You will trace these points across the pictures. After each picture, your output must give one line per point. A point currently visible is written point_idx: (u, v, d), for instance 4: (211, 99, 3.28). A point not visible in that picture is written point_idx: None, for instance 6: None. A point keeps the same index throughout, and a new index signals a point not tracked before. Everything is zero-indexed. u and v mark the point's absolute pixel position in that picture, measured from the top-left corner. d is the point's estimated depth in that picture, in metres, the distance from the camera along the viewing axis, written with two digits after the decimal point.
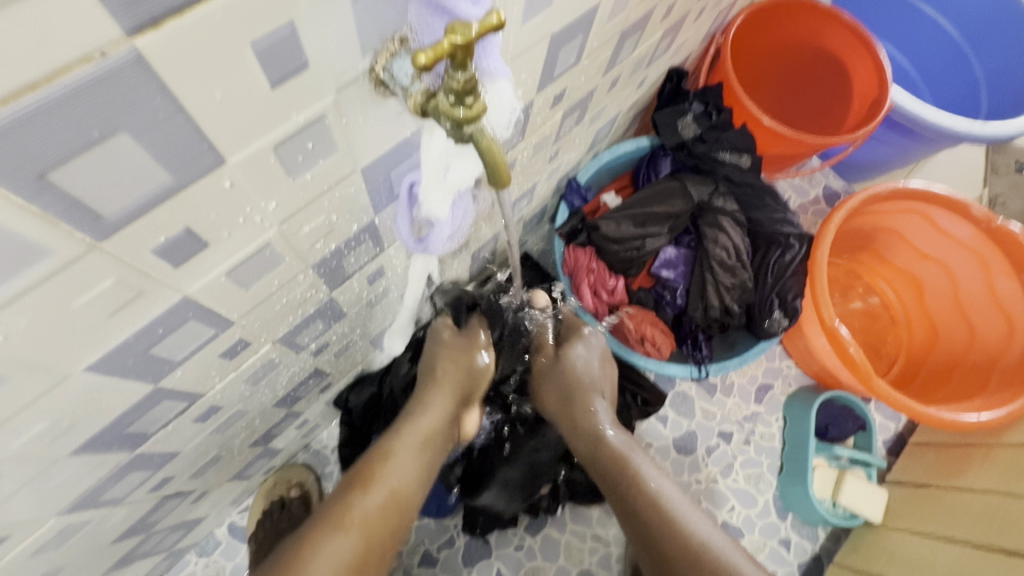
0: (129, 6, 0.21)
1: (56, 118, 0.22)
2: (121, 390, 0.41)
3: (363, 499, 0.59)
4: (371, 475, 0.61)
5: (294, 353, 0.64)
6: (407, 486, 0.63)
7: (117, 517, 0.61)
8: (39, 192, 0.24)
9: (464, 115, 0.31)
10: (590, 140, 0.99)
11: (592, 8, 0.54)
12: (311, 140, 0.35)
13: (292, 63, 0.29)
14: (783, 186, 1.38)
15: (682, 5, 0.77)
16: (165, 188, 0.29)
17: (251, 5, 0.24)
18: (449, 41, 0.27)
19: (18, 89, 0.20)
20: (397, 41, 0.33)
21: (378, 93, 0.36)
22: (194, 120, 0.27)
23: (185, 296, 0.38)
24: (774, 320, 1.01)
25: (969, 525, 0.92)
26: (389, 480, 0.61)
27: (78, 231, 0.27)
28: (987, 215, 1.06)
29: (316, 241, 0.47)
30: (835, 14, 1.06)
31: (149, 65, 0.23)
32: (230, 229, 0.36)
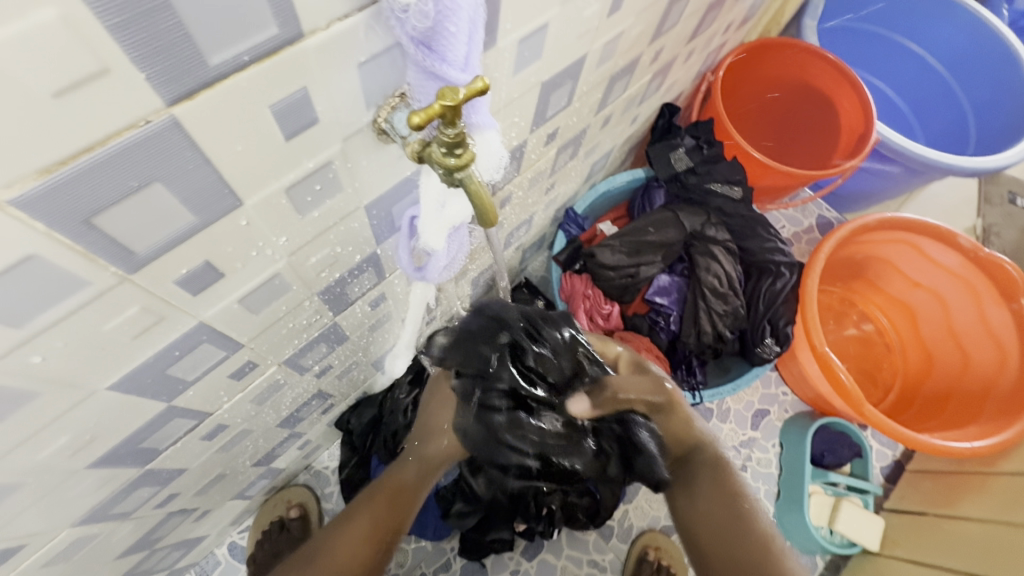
0: (170, 82, 0.25)
1: (105, 172, 0.26)
2: (138, 407, 0.45)
3: (376, 511, 0.57)
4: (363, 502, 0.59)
5: (298, 375, 0.67)
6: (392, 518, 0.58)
7: (124, 531, 0.64)
8: (83, 233, 0.28)
9: (455, 164, 0.35)
10: (586, 172, 1.03)
11: (580, 57, 0.59)
12: (319, 182, 0.39)
13: (305, 119, 0.33)
14: (776, 216, 1.41)
15: (669, 49, 0.82)
16: (189, 227, 0.33)
17: (272, 76, 0.29)
18: (439, 104, 0.31)
19: (76, 151, 0.24)
20: (398, 97, 0.37)
21: (381, 140, 0.41)
22: (217, 169, 0.31)
23: (201, 321, 0.42)
24: (766, 346, 1.04)
25: (965, 555, 0.92)
26: (403, 497, 0.59)
27: (112, 265, 0.31)
28: (974, 246, 1.09)
29: (321, 270, 0.51)
30: (823, 54, 1.11)
31: (183, 127, 0.27)
32: (244, 261, 0.40)
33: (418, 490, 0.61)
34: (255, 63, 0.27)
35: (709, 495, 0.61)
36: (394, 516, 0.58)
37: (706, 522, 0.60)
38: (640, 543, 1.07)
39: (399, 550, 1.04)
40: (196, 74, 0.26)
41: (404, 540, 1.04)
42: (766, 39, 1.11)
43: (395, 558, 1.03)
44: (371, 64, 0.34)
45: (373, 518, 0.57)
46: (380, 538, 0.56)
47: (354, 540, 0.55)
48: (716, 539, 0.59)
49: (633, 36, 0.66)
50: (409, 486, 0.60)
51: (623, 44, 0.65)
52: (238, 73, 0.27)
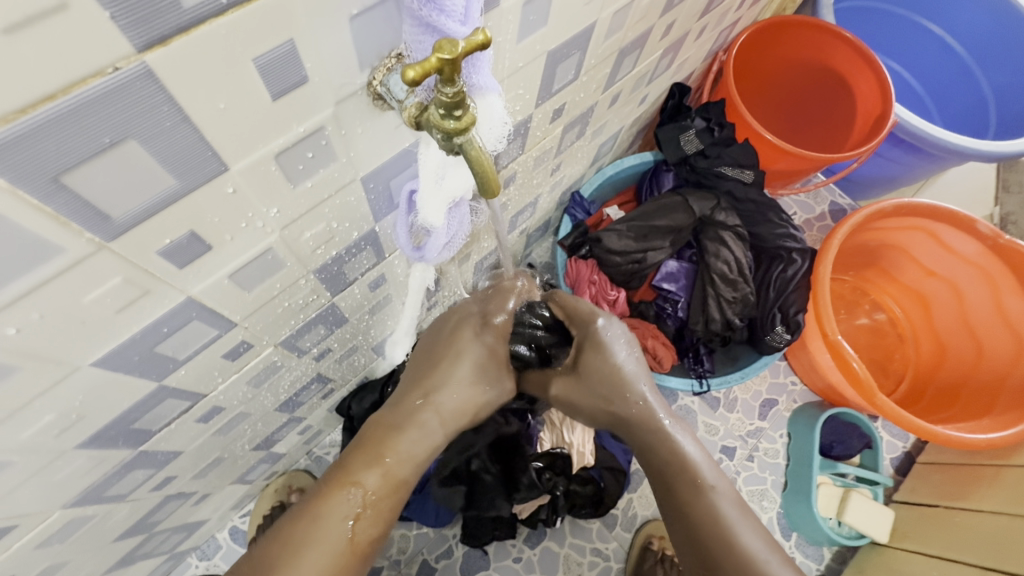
0: (138, 24, 0.23)
1: (73, 124, 0.24)
2: (127, 386, 0.43)
3: (362, 515, 0.51)
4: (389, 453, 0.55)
5: (296, 357, 0.66)
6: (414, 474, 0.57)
7: (120, 514, 0.63)
8: (53, 193, 0.26)
9: (454, 127, 0.33)
10: (593, 154, 1.00)
11: (589, 26, 0.56)
12: (312, 149, 0.37)
13: (293, 78, 0.31)
14: (787, 202, 1.38)
15: (681, 24, 0.79)
16: (171, 192, 0.31)
17: (254, 24, 0.26)
18: (436, 58, 0.28)
19: (35, 99, 0.22)
20: (394, 57, 0.35)
21: (377, 106, 0.39)
22: (198, 129, 0.29)
23: (189, 296, 0.40)
24: (776, 334, 1.01)
25: (978, 548, 0.90)
26: (394, 493, 0.54)
27: (87, 230, 0.29)
28: (993, 232, 1.05)
29: (317, 247, 0.49)
30: (839, 32, 1.07)
31: (157, 77, 0.25)
32: (233, 233, 0.38)
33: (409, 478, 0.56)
34: (233, 8, 0.25)
35: (667, 486, 0.61)
36: (381, 523, 0.53)
37: (669, 510, 0.62)
38: (644, 532, 1.06)
39: (400, 536, 1.03)
40: (168, 17, 0.23)
41: (406, 526, 1.04)
42: (780, 17, 1.07)
43: (397, 544, 1.03)
44: (364, 18, 0.31)
45: (356, 521, 0.51)
46: (359, 545, 0.51)
47: (335, 550, 0.49)
48: (680, 527, 0.61)
49: (644, 6, 0.63)
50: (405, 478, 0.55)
51: (633, 15, 0.62)
52: (215, 18, 0.25)
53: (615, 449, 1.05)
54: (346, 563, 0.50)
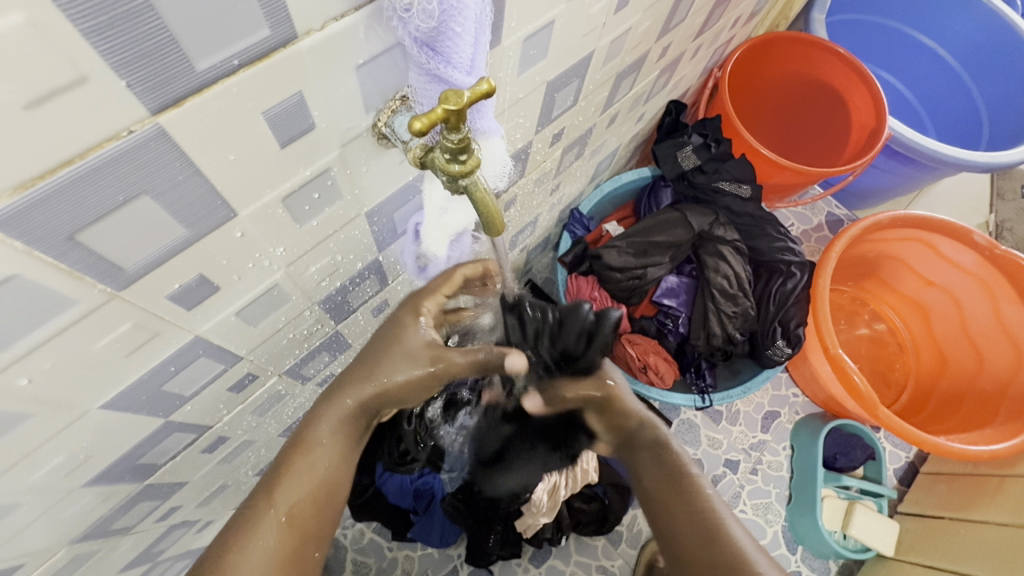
0: (153, 90, 0.23)
1: (88, 186, 0.24)
2: (135, 424, 0.43)
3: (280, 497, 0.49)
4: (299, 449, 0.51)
5: (300, 385, 0.66)
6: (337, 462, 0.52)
7: (125, 546, 0.62)
8: (68, 250, 0.26)
9: (459, 170, 0.33)
10: (592, 171, 1.01)
11: (587, 55, 0.57)
12: (317, 190, 0.38)
13: (301, 125, 0.31)
14: (785, 214, 1.39)
15: (677, 45, 0.80)
16: (182, 240, 0.31)
17: (264, 80, 0.27)
18: (442, 109, 0.29)
19: (54, 165, 0.23)
20: (399, 100, 0.35)
21: (381, 145, 0.39)
22: (209, 180, 0.29)
23: (197, 335, 0.40)
24: (777, 348, 1.01)
25: (985, 559, 0.90)
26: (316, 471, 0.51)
27: (100, 282, 0.29)
28: (989, 243, 1.06)
29: (322, 279, 0.49)
30: (832, 47, 1.08)
31: (170, 136, 0.25)
32: (240, 273, 0.38)
33: (334, 454, 0.52)
34: (244, 67, 0.26)
35: (660, 497, 0.57)
36: (305, 493, 0.50)
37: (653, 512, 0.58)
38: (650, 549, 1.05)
39: (405, 557, 1.03)
40: (183, 79, 0.24)
41: (410, 547, 1.03)
42: (773, 33, 1.08)
43: (401, 566, 1.02)
44: (370, 65, 0.32)
45: (272, 494, 0.49)
46: (294, 520, 0.49)
47: (267, 529, 0.48)
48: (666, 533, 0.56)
49: (640, 32, 0.64)
50: (320, 445, 0.51)
51: (630, 41, 0.63)
52: (228, 77, 0.25)
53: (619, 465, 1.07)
54: (289, 539, 0.49)
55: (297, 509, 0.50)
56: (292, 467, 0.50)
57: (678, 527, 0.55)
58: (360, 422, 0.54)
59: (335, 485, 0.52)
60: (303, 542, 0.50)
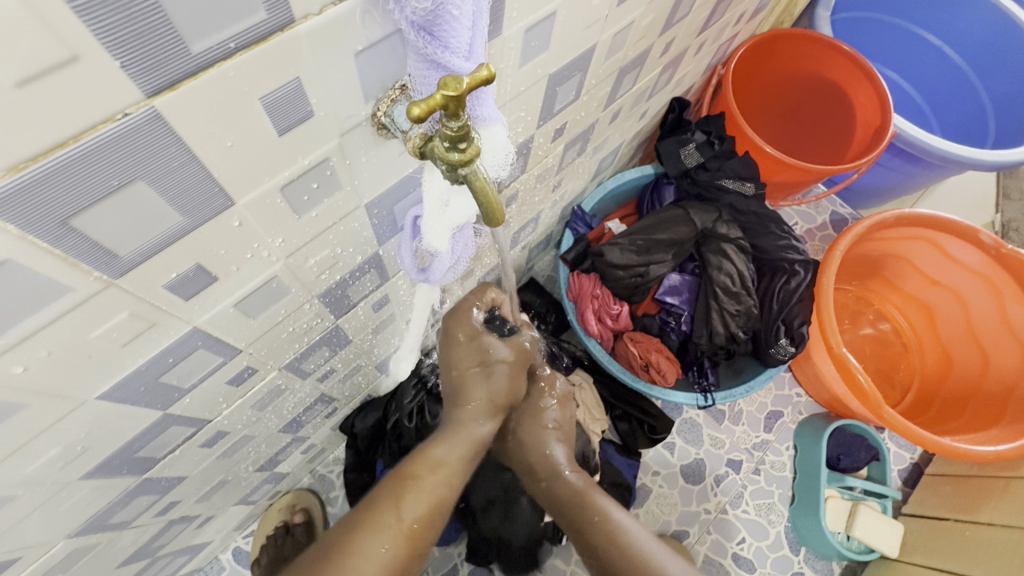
0: (148, 72, 0.23)
1: (82, 169, 0.24)
2: (133, 417, 0.43)
3: (407, 501, 0.51)
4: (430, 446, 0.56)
5: (300, 380, 0.66)
6: (461, 473, 0.56)
7: (124, 540, 0.62)
8: (62, 236, 0.26)
9: (458, 159, 0.33)
10: (594, 169, 1.01)
11: (589, 49, 0.56)
12: (316, 180, 0.37)
13: (298, 113, 0.31)
14: (788, 213, 1.38)
15: (680, 40, 0.80)
16: (179, 228, 0.31)
17: (262, 65, 0.27)
18: (441, 95, 0.28)
19: (47, 148, 0.22)
20: (398, 88, 0.35)
21: (380, 135, 0.39)
22: (205, 167, 0.29)
23: (195, 327, 0.40)
24: (780, 347, 1.00)
25: (990, 560, 0.89)
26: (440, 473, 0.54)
27: (95, 269, 0.29)
28: (995, 242, 1.05)
29: (321, 272, 0.49)
30: (836, 44, 1.08)
31: (166, 120, 0.25)
32: (238, 264, 0.38)
33: (457, 469, 0.55)
34: (241, 51, 0.25)
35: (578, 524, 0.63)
36: (427, 505, 0.51)
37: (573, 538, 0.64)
38: None
39: None
40: (178, 62, 0.24)
41: None
42: (778, 30, 1.08)
43: None
44: (369, 53, 0.32)
45: (400, 503, 0.50)
46: (414, 534, 0.50)
47: (386, 536, 0.48)
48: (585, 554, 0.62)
49: (643, 26, 0.63)
50: (447, 462, 0.55)
51: (633, 34, 0.63)
52: (223, 62, 0.25)
53: (620, 464, 1.07)
54: (401, 554, 0.48)
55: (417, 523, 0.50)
56: (420, 478, 0.53)
57: (597, 545, 0.60)
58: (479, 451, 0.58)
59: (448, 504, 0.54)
60: (412, 560, 0.49)
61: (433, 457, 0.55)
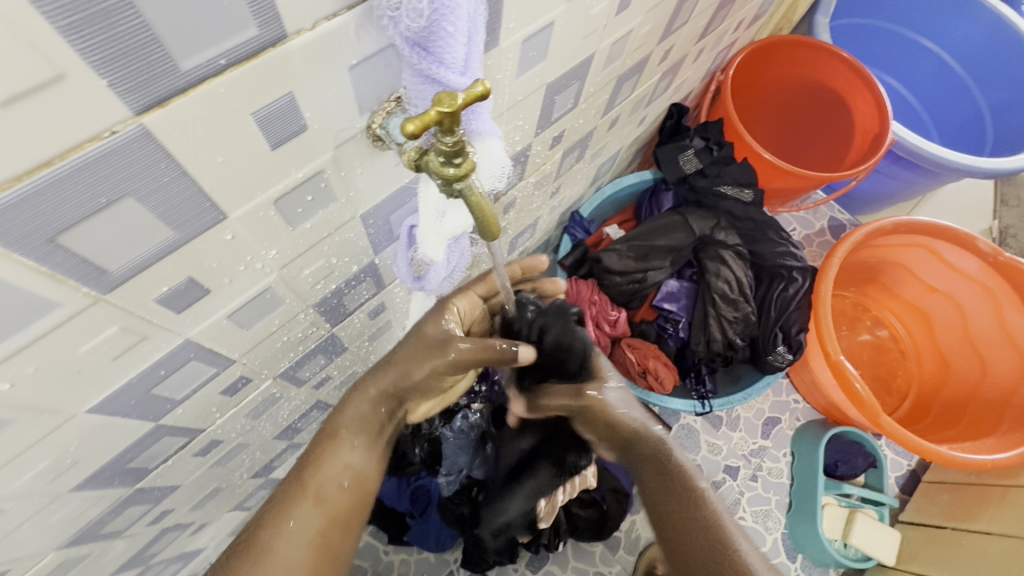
0: (137, 90, 0.23)
1: (69, 187, 0.24)
2: (125, 428, 0.43)
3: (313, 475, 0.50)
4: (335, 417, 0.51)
5: (295, 388, 0.65)
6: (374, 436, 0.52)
7: (116, 549, 0.62)
8: (49, 253, 0.26)
9: (454, 174, 0.32)
10: (593, 174, 1.00)
11: (587, 58, 0.56)
12: (310, 193, 0.37)
13: (292, 127, 0.31)
14: (787, 218, 1.38)
15: (679, 48, 0.79)
16: (170, 243, 0.31)
17: (253, 80, 0.26)
18: (435, 110, 0.28)
19: (31, 167, 0.22)
20: (394, 101, 0.35)
21: (376, 147, 0.38)
22: (196, 182, 0.29)
23: (187, 339, 0.40)
24: (778, 354, 1.00)
25: (986, 569, 0.89)
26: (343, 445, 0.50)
27: (84, 285, 0.29)
28: (994, 250, 1.05)
29: (316, 282, 0.48)
30: (835, 51, 1.08)
31: (155, 137, 0.25)
32: (231, 276, 0.38)
33: (365, 437, 0.51)
34: (232, 67, 0.25)
35: (668, 504, 0.58)
36: (335, 476, 0.50)
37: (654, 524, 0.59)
38: (648, 555, 1.04)
39: (401, 561, 1.02)
40: (167, 79, 0.23)
41: (406, 551, 1.03)
42: (777, 37, 1.07)
43: (397, 570, 1.02)
44: (363, 66, 0.31)
45: (304, 478, 0.50)
46: (325, 503, 0.50)
47: (297, 512, 0.48)
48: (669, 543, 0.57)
49: (641, 35, 0.63)
50: (349, 429, 0.51)
51: (631, 43, 0.63)
52: (213, 78, 0.25)
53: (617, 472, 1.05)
54: (313, 524, 0.49)
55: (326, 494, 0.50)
56: (324, 448, 0.50)
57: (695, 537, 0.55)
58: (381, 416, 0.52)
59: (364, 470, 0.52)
60: (334, 526, 0.50)
61: (334, 424, 0.51)
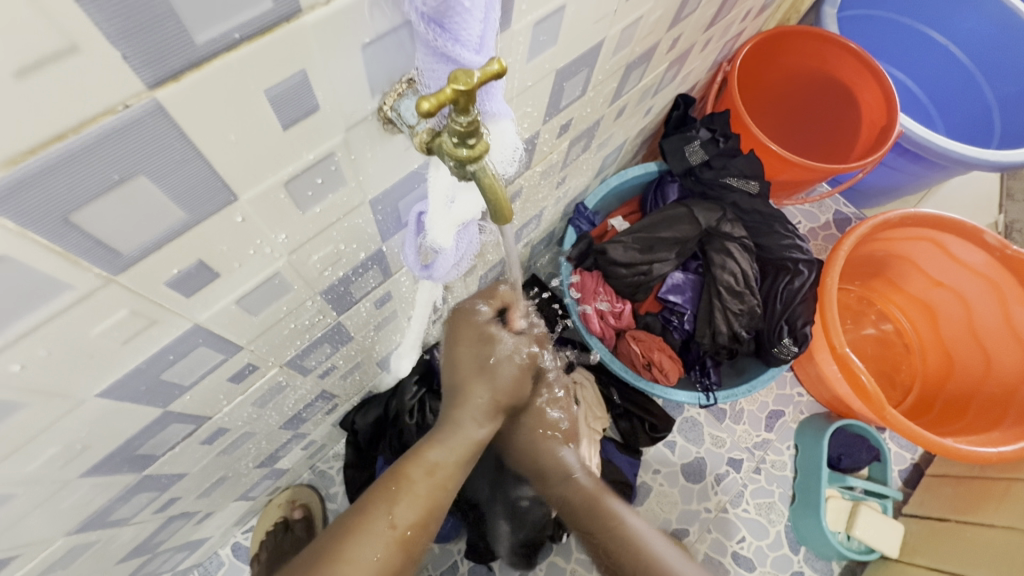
0: (151, 63, 0.22)
1: (81, 164, 0.23)
2: (133, 414, 0.42)
3: (399, 503, 0.50)
4: (429, 449, 0.55)
5: (301, 376, 0.65)
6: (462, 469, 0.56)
7: (123, 537, 0.62)
8: (61, 231, 0.25)
9: (467, 155, 0.32)
10: (598, 165, 1.00)
11: (597, 44, 0.56)
12: (321, 176, 0.37)
13: (304, 106, 0.30)
14: (792, 211, 1.37)
15: (687, 37, 0.79)
16: (181, 224, 0.30)
17: (267, 56, 0.26)
18: (451, 89, 0.28)
19: (45, 141, 0.21)
20: (405, 82, 0.34)
21: (387, 130, 0.38)
22: (208, 161, 0.28)
23: (197, 324, 0.39)
24: (784, 347, 1.00)
25: (989, 562, 0.89)
26: (434, 477, 0.54)
27: (95, 266, 0.28)
28: (1001, 243, 1.05)
29: (324, 269, 0.48)
30: (842, 42, 1.07)
31: (168, 113, 0.24)
32: (241, 260, 0.37)
33: (453, 472, 0.55)
34: (246, 42, 0.25)
35: (595, 534, 0.71)
36: (421, 511, 0.51)
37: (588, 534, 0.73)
38: None
39: None
40: (181, 52, 0.23)
41: None
42: (784, 27, 1.07)
43: None
44: (376, 45, 0.31)
45: (392, 508, 0.50)
46: (405, 538, 0.50)
47: (378, 539, 0.48)
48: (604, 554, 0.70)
49: (651, 22, 0.62)
50: (443, 464, 0.55)
51: (641, 30, 0.62)
52: (228, 52, 0.24)
53: (621, 462, 1.07)
54: (392, 550, 0.48)
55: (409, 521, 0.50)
56: (413, 480, 0.52)
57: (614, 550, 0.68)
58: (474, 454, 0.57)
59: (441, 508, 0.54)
60: (405, 563, 0.50)
61: (428, 457, 0.54)
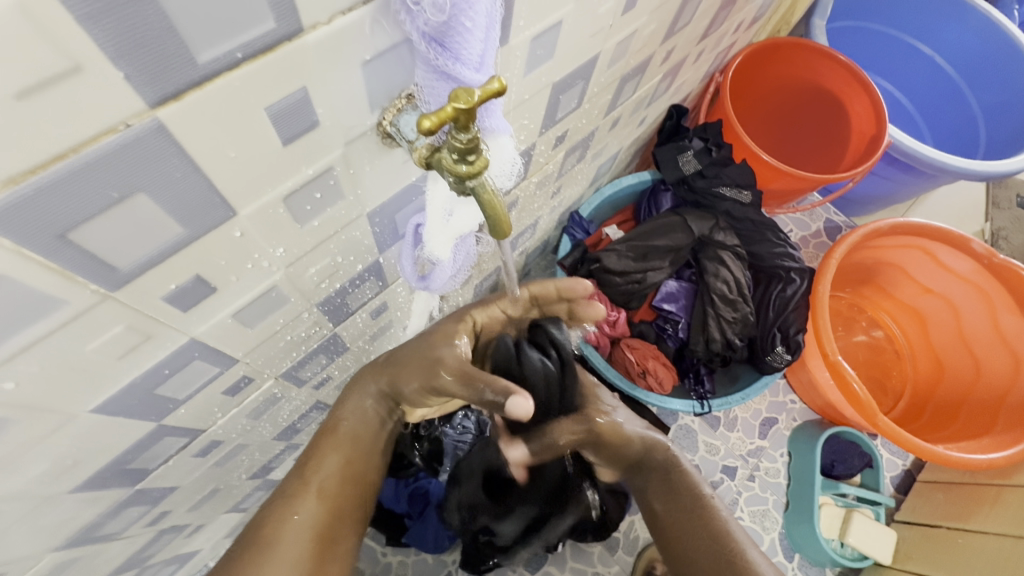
0: (152, 82, 0.22)
1: (80, 182, 0.23)
2: (126, 428, 0.42)
3: (314, 470, 0.52)
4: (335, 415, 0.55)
5: (296, 388, 0.65)
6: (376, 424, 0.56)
7: (112, 551, 0.61)
8: (58, 249, 0.25)
9: (467, 171, 0.32)
10: (593, 174, 1.00)
11: (593, 57, 0.56)
12: (319, 190, 0.37)
13: (304, 122, 0.30)
14: (784, 220, 1.39)
15: (680, 49, 0.80)
16: (179, 240, 0.30)
17: (268, 74, 0.26)
18: (452, 107, 0.28)
19: (45, 160, 0.21)
20: (404, 98, 0.35)
21: (385, 144, 0.38)
22: (207, 178, 0.28)
23: (192, 338, 0.39)
24: (776, 354, 1.01)
25: (982, 568, 0.89)
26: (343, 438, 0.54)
27: (92, 283, 0.28)
28: (988, 251, 1.06)
29: (321, 281, 0.48)
30: (831, 54, 1.09)
31: (168, 131, 0.24)
32: (238, 274, 0.37)
33: (365, 430, 0.55)
34: (248, 61, 0.25)
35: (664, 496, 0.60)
36: (338, 469, 0.52)
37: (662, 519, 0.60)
38: (646, 556, 1.03)
39: (399, 563, 1.01)
40: (183, 72, 0.23)
41: (405, 552, 1.02)
42: (775, 39, 1.08)
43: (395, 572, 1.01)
44: (377, 62, 0.31)
45: (305, 474, 0.51)
46: (326, 494, 0.51)
47: (300, 505, 0.49)
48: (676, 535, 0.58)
49: (646, 35, 0.63)
50: (348, 424, 0.55)
51: (635, 43, 0.63)
52: (229, 72, 0.24)
53: None
54: (320, 520, 0.50)
55: (328, 490, 0.51)
56: (323, 445, 0.53)
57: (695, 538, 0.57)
58: (382, 408, 0.56)
59: (361, 462, 0.54)
60: (337, 518, 0.51)
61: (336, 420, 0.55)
